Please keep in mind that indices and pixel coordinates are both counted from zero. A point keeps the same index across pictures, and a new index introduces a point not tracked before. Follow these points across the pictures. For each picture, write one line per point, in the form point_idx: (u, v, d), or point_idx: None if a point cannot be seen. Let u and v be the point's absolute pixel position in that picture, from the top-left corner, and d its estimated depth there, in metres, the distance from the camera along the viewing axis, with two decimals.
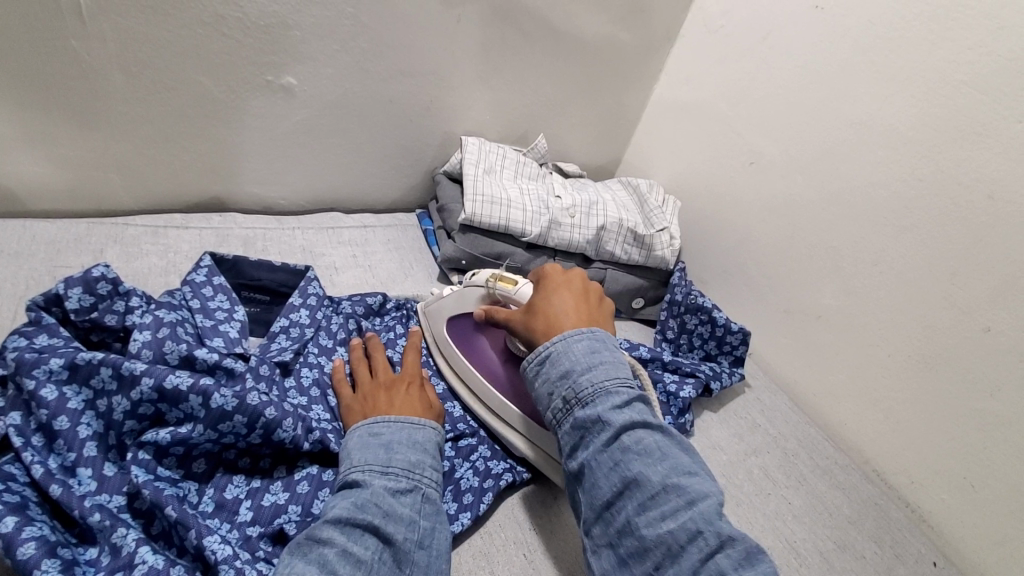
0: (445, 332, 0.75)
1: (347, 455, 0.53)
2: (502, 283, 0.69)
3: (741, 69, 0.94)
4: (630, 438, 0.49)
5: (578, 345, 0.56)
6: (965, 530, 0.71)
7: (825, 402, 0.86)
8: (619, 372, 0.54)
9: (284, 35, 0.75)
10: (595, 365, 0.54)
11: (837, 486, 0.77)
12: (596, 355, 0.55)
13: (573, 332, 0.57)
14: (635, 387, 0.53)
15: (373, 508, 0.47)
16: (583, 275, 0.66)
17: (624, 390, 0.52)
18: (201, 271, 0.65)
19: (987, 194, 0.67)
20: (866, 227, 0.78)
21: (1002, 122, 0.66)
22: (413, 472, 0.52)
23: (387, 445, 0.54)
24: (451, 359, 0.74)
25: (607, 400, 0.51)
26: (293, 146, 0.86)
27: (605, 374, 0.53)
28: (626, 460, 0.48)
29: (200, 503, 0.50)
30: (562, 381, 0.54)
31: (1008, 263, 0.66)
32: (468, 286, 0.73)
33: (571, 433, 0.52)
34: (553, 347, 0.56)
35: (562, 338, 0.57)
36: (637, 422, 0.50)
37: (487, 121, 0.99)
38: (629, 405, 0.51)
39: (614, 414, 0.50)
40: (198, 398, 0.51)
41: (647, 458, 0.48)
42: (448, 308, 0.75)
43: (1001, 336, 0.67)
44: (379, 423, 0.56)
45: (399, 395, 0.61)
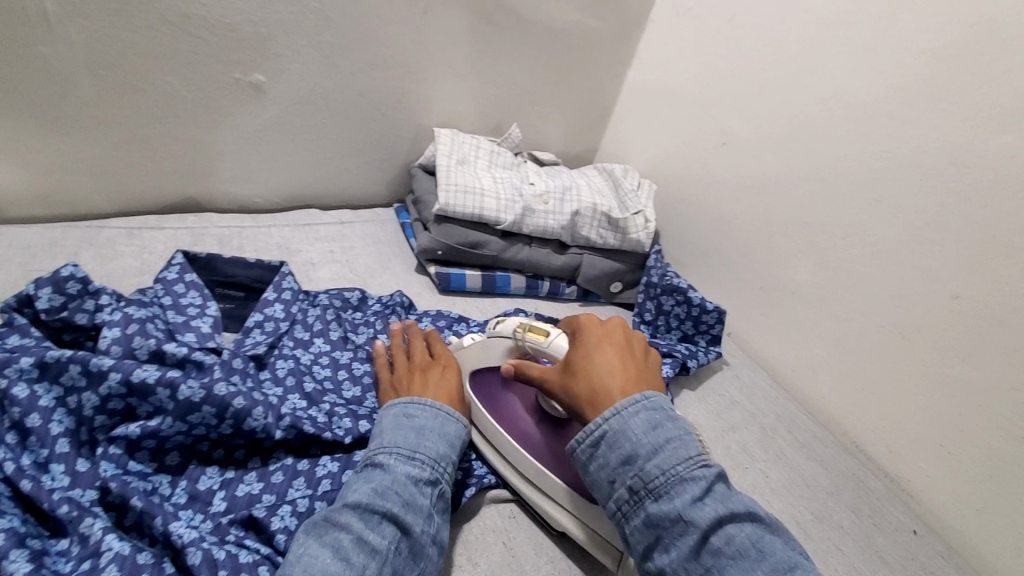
0: (469, 390, 0.67)
1: (381, 434, 0.54)
2: (533, 333, 0.60)
3: (710, 50, 0.94)
4: (720, 538, 0.42)
5: (638, 421, 0.48)
6: (943, 497, 0.72)
7: (804, 377, 0.86)
8: (691, 452, 0.46)
9: (251, 34, 0.76)
10: (662, 447, 0.46)
11: (816, 458, 0.77)
12: (660, 432, 0.47)
13: (626, 403, 0.49)
14: (710, 465, 0.46)
15: (393, 496, 0.48)
16: (624, 323, 0.58)
17: (700, 473, 0.45)
18: (173, 269, 0.65)
19: (949, 161, 0.68)
20: (834, 201, 0.79)
21: (962, 89, 0.66)
22: (438, 463, 0.52)
23: (420, 432, 0.54)
24: (478, 420, 0.65)
25: (685, 493, 0.44)
26: (266, 143, 0.87)
27: (676, 456, 0.46)
28: (719, 567, 0.42)
29: (172, 495, 0.51)
30: (627, 468, 0.47)
31: (972, 228, 0.66)
32: (493, 336, 0.64)
33: (644, 530, 0.45)
34: (609, 426, 0.48)
35: (617, 413, 0.49)
36: (725, 516, 0.43)
37: (462, 112, 0.99)
38: (710, 494, 0.44)
39: (696, 509, 0.43)
40: (166, 390, 0.51)
41: (743, 561, 0.41)
42: (471, 363, 0.66)
43: (969, 302, 0.67)
44: (415, 405, 0.57)
45: (433, 378, 0.62)
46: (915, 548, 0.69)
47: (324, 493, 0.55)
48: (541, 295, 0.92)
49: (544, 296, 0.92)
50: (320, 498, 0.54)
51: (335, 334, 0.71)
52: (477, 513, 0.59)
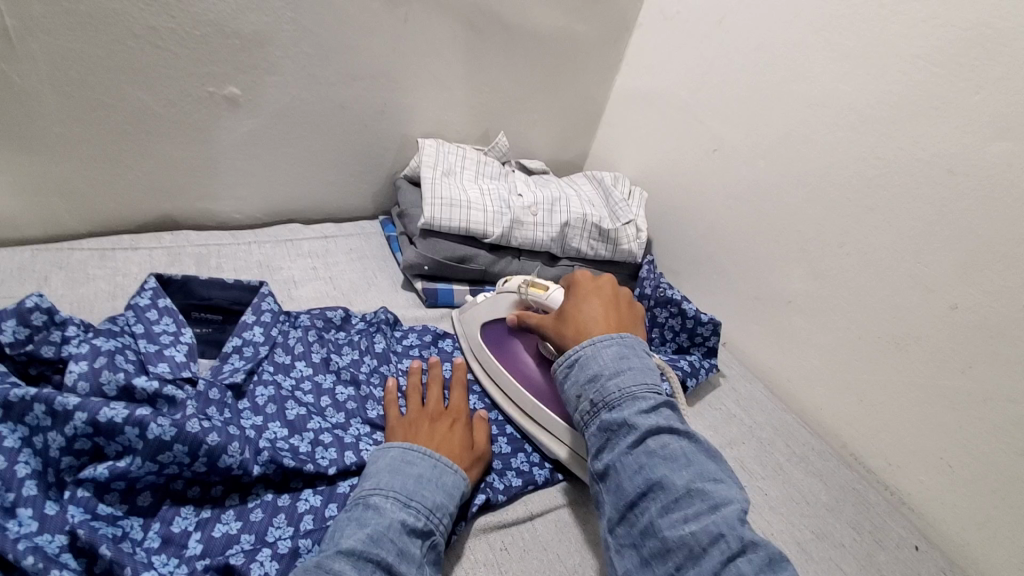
0: (479, 339, 0.75)
1: (375, 474, 0.52)
2: (534, 288, 0.72)
3: (698, 55, 0.93)
4: (656, 442, 0.49)
5: (608, 352, 0.56)
6: (945, 511, 0.71)
7: (801, 388, 0.85)
8: (647, 379, 0.54)
9: (224, 46, 0.73)
10: (623, 370, 0.54)
11: (814, 472, 0.76)
12: (624, 360, 0.55)
13: (603, 338, 0.58)
14: (664, 395, 0.54)
15: (387, 544, 0.46)
16: (613, 282, 0.67)
17: (651, 395, 0.53)
18: (145, 294, 0.62)
19: (945, 169, 0.66)
20: (829, 209, 0.77)
21: (957, 95, 0.65)
22: (433, 514, 0.50)
23: (419, 477, 0.52)
24: (488, 366, 0.74)
25: (634, 404, 0.52)
26: (244, 157, 0.84)
27: (634, 379, 0.54)
28: (650, 463, 0.48)
29: (145, 539, 0.48)
30: (591, 384, 0.55)
31: (970, 237, 0.65)
32: (503, 292, 0.75)
33: (599, 436, 0.53)
34: (583, 351, 0.57)
35: (592, 343, 0.57)
36: (664, 427, 0.50)
37: (447, 121, 0.97)
38: (656, 410, 0.51)
39: (640, 416, 0.51)
40: (135, 429, 0.48)
41: (673, 462, 0.48)
42: (482, 313, 0.76)
43: (969, 313, 0.66)
44: (415, 452, 0.55)
45: (440, 430, 0.60)
46: (918, 564, 0.68)
47: (307, 531, 0.52)
48: None
49: None
50: (303, 535, 0.52)
51: (316, 356, 0.68)
52: (467, 544, 0.56)
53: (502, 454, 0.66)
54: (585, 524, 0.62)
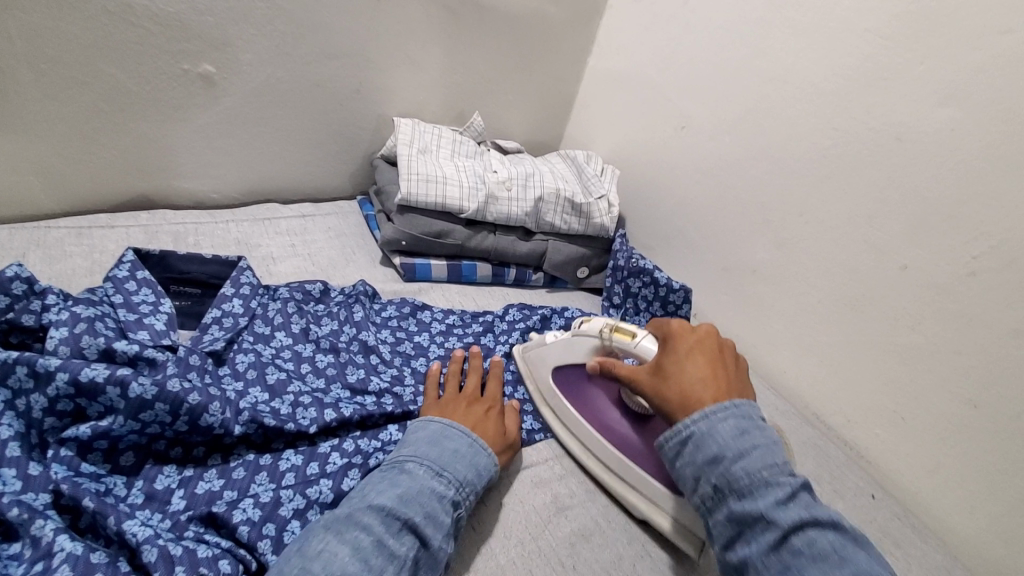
0: (550, 381, 0.70)
1: (415, 445, 0.55)
2: (619, 334, 0.63)
3: (665, 34, 0.95)
4: (802, 540, 0.42)
5: (725, 424, 0.49)
6: (898, 462, 0.75)
7: (767, 354, 0.88)
8: (777, 459, 0.46)
9: (199, 23, 0.74)
10: (747, 450, 0.46)
11: (778, 430, 0.80)
12: (746, 436, 0.47)
13: (715, 408, 0.50)
14: (799, 476, 0.46)
15: (416, 505, 0.48)
16: (715, 332, 0.58)
17: (786, 479, 0.45)
18: (123, 267, 0.63)
19: (894, 136, 0.70)
20: (789, 179, 0.81)
21: (903, 66, 0.68)
22: (462, 487, 0.53)
23: (455, 451, 0.55)
24: (562, 413, 0.69)
25: (768, 493, 0.44)
26: (220, 137, 0.85)
27: (761, 461, 0.46)
28: (798, 566, 0.41)
29: (128, 495, 0.50)
30: (710, 466, 0.47)
31: (918, 200, 0.69)
32: (579, 335, 0.68)
33: (728, 528, 0.45)
34: (696, 426, 0.49)
35: (704, 416, 0.50)
36: (809, 521, 0.42)
37: (423, 101, 0.98)
38: (794, 498, 0.44)
39: (779, 509, 0.43)
40: (116, 389, 0.50)
41: (823, 565, 0.40)
42: (554, 358, 0.69)
43: (917, 272, 0.70)
44: (454, 429, 0.58)
45: (476, 413, 0.62)
46: (874, 511, 0.72)
47: (288, 486, 0.54)
48: (508, 283, 0.92)
49: (510, 283, 0.92)
50: (284, 488, 0.53)
51: (296, 326, 0.70)
52: None
53: None
54: (562, 481, 0.64)
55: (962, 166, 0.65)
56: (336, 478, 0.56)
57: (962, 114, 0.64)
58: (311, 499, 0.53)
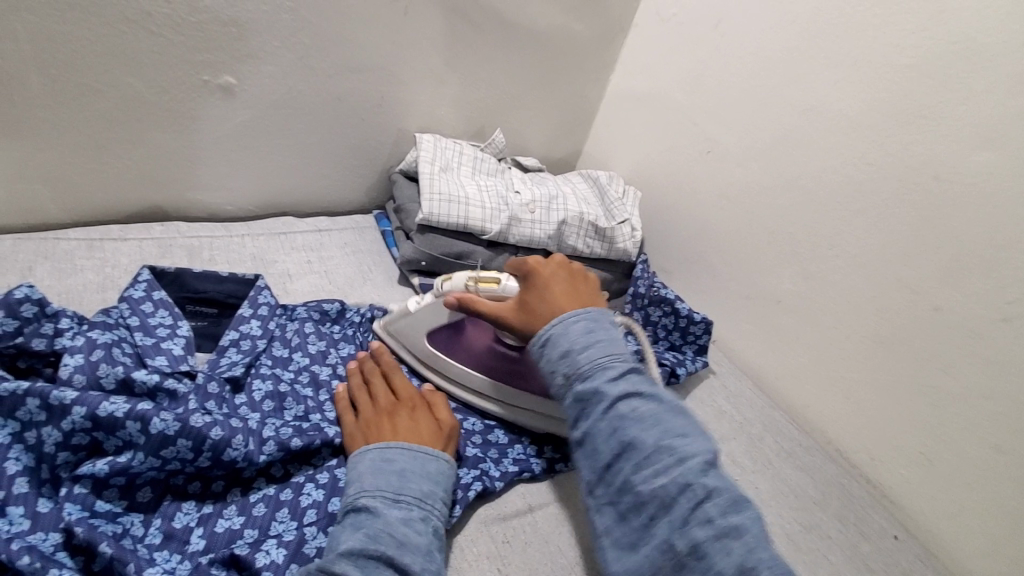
0: (427, 349, 0.70)
1: (358, 480, 0.51)
2: (483, 283, 0.66)
3: (693, 58, 0.94)
4: (626, 407, 0.49)
5: (576, 325, 0.55)
6: (923, 503, 0.74)
7: (788, 386, 0.87)
8: (616, 349, 0.53)
9: (220, 34, 0.72)
10: (592, 343, 0.53)
11: (801, 467, 0.79)
12: (592, 333, 0.54)
13: (570, 314, 0.56)
14: (632, 360, 0.53)
15: (386, 538, 0.45)
16: (563, 260, 0.65)
17: (620, 362, 0.52)
18: (139, 286, 0.61)
19: (932, 176, 0.69)
20: (819, 212, 0.80)
21: (944, 105, 0.67)
22: (424, 502, 0.50)
23: (402, 472, 0.52)
24: (444, 369, 0.71)
25: (603, 373, 0.51)
26: (237, 149, 0.82)
27: (603, 351, 0.53)
28: (624, 427, 0.48)
29: (146, 535, 0.47)
30: (561, 359, 0.53)
31: (955, 243, 0.68)
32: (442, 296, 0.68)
33: (573, 409, 0.51)
34: (552, 329, 0.55)
35: (560, 321, 0.56)
36: (632, 392, 0.50)
37: (443, 115, 0.96)
38: (625, 376, 0.51)
39: (611, 385, 0.50)
40: (136, 424, 0.47)
41: (643, 423, 0.48)
42: (425, 324, 0.69)
43: (949, 314, 0.69)
44: (393, 449, 0.54)
45: (403, 421, 0.58)
46: (898, 554, 0.71)
47: (311, 523, 0.52)
48: None
49: None
50: (307, 525, 0.51)
51: (314, 347, 0.68)
52: (462, 529, 0.57)
53: (500, 445, 0.67)
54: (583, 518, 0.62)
55: (1002, 209, 0.64)
56: None
57: (1006, 157, 0.63)
58: None
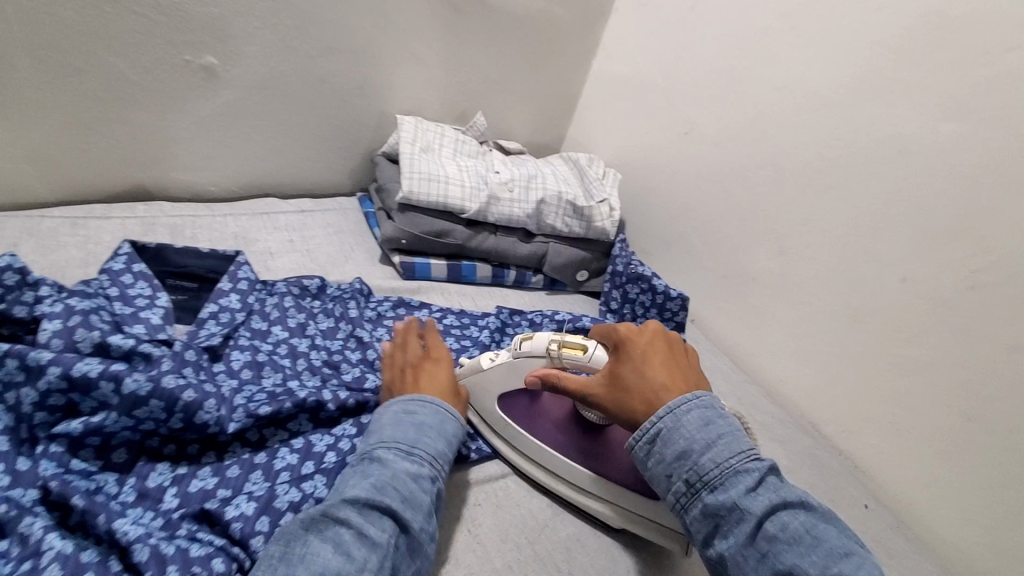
0: (498, 413, 0.63)
1: (379, 431, 0.52)
2: (568, 348, 0.58)
3: (672, 40, 0.95)
4: (776, 525, 0.42)
5: (689, 416, 0.48)
6: (894, 473, 0.75)
7: (764, 362, 0.89)
8: (743, 445, 0.46)
9: (202, 14, 0.73)
10: (714, 441, 0.46)
11: (774, 439, 0.80)
12: (711, 427, 0.47)
13: (678, 402, 0.49)
14: (763, 458, 0.46)
15: (392, 491, 0.46)
16: (659, 328, 0.56)
17: (752, 465, 0.45)
18: (120, 258, 0.62)
19: (898, 148, 0.70)
20: (792, 188, 0.81)
21: (909, 79, 0.69)
22: (435, 461, 0.51)
23: (420, 427, 0.53)
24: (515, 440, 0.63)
25: (738, 482, 0.44)
26: (220, 130, 0.83)
27: (729, 451, 0.46)
28: (776, 551, 0.41)
29: (120, 493, 0.49)
30: (680, 462, 0.47)
31: (921, 214, 0.69)
32: (520, 357, 0.61)
33: (704, 523, 0.45)
34: (661, 422, 0.48)
35: (669, 411, 0.49)
36: (778, 504, 0.43)
37: (425, 99, 0.97)
38: (764, 484, 0.44)
39: (750, 498, 0.44)
40: (109, 384, 0.49)
41: (799, 545, 0.41)
42: (499, 385, 0.63)
43: (916, 285, 0.70)
44: (415, 402, 0.56)
45: (424, 379, 0.60)
46: (868, 521, 0.72)
47: (284, 483, 0.53)
48: (507, 284, 0.92)
49: (510, 285, 0.92)
50: (280, 484, 0.53)
51: (293, 321, 0.69)
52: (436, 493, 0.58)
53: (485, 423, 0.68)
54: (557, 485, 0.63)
55: (965, 179, 0.65)
56: (331, 475, 0.55)
57: (968, 128, 0.65)
58: (306, 493, 0.53)
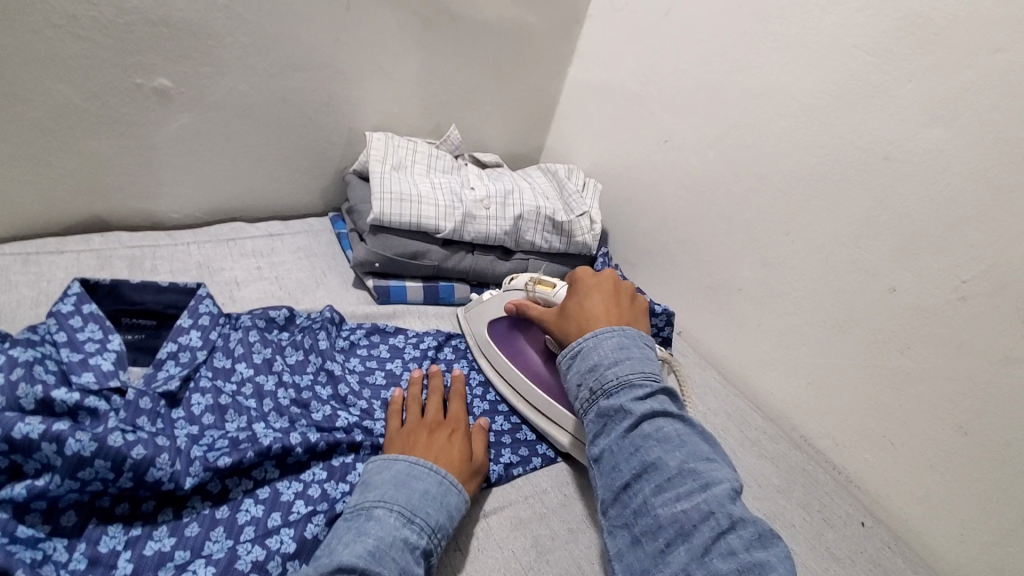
0: (485, 335, 0.76)
1: (379, 488, 0.51)
2: (541, 286, 0.72)
3: (647, 46, 0.93)
4: (651, 426, 0.51)
5: (608, 342, 0.57)
6: (889, 488, 0.73)
7: (752, 373, 0.87)
8: (646, 368, 0.55)
9: (150, 34, 0.69)
10: (621, 360, 0.55)
11: (764, 455, 0.78)
12: (624, 351, 0.56)
13: (605, 330, 0.58)
14: (661, 382, 0.55)
15: (389, 561, 0.44)
16: (613, 276, 0.66)
17: (648, 383, 0.54)
18: (68, 300, 0.58)
19: (882, 156, 0.68)
20: (775, 197, 0.79)
21: (892, 84, 0.66)
22: (435, 533, 0.49)
23: (424, 493, 0.51)
24: (496, 361, 0.75)
25: (629, 392, 0.53)
26: (179, 154, 0.80)
27: (631, 368, 0.55)
28: (646, 446, 0.50)
29: (69, 561, 0.45)
30: (590, 374, 0.56)
31: (908, 223, 0.67)
32: (508, 290, 0.76)
33: (597, 423, 0.54)
34: (585, 343, 0.58)
35: (594, 335, 0.58)
36: (658, 412, 0.51)
37: (396, 113, 0.94)
38: (652, 397, 0.53)
39: (635, 404, 0.52)
40: (52, 445, 0.45)
41: (666, 444, 0.49)
42: (487, 312, 0.77)
43: (905, 296, 0.68)
44: (420, 468, 0.53)
45: (440, 440, 0.59)
46: (863, 539, 0.70)
47: (247, 540, 0.49)
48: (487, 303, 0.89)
49: None
50: (243, 542, 0.49)
51: (259, 356, 0.65)
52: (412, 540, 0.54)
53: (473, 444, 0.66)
54: (541, 518, 0.60)
55: (951, 187, 0.63)
56: (299, 526, 0.51)
57: (955, 134, 0.62)
58: (271, 549, 0.49)
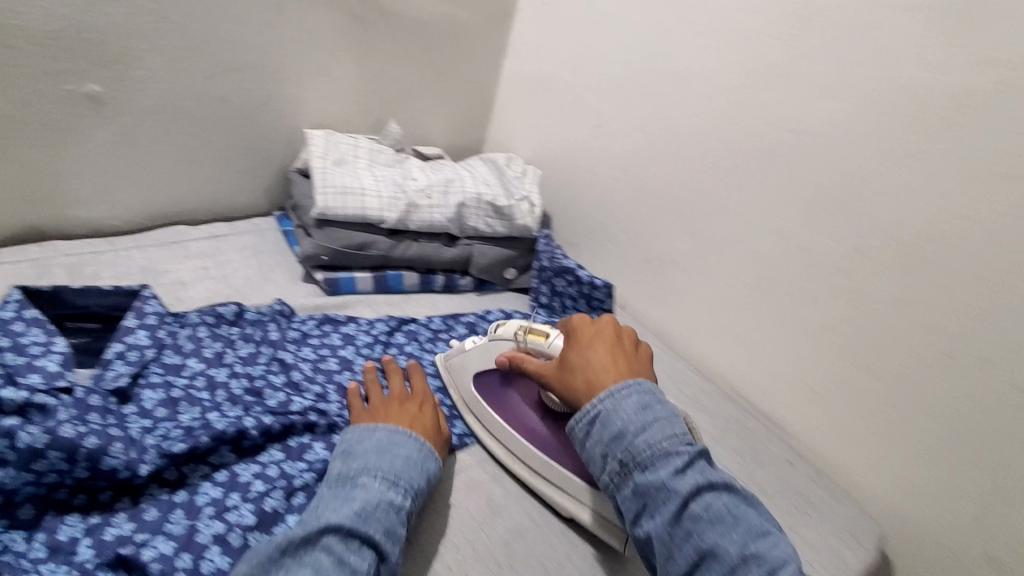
0: (472, 390, 0.70)
1: (364, 457, 0.54)
2: (533, 336, 0.69)
3: (574, 37, 0.98)
4: (700, 505, 0.48)
5: (628, 400, 0.54)
6: (813, 429, 0.80)
7: (689, 338, 0.93)
8: (675, 429, 0.52)
9: (79, 39, 0.69)
10: (648, 424, 0.52)
11: (702, 410, 0.84)
12: (648, 411, 0.53)
13: (621, 386, 0.55)
14: (694, 444, 0.52)
15: (375, 521, 0.48)
16: (614, 322, 0.64)
17: (682, 448, 0.51)
18: (9, 306, 0.58)
19: (785, 128, 0.75)
20: (697, 171, 0.85)
21: (788, 62, 0.74)
22: (415, 493, 0.52)
23: (406, 458, 0.55)
24: (486, 420, 0.68)
25: (668, 464, 0.50)
26: (116, 159, 0.79)
27: (662, 432, 0.51)
28: (699, 531, 0.47)
29: (29, 550, 0.46)
30: (617, 443, 0.52)
31: (809, 187, 0.74)
32: (494, 340, 0.73)
33: (633, 499, 0.50)
34: (602, 405, 0.54)
35: (611, 395, 0.55)
36: (702, 485, 0.49)
37: (336, 111, 0.96)
38: (691, 465, 0.50)
39: (677, 480, 0.49)
40: (3, 441, 0.46)
41: (720, 525, 0.47)
42: (475, 365, 0.71)
43: (812, 253, 0.75)
44: (401, 435, 0.57)
45: (410, 411, 0.62)
46: (791, 476, 0.77)
47: (206, 518, 0.51)
48: (437, 289, 0.92)
49: (439, 289, 0.92)
50: (202, 518, 0.51)
51: (209, 351, 0.66)
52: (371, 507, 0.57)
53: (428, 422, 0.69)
54: (495, 482, 0.64)
55: (841, 151, 0.71)
56: (258, 501, 0.54)
57: (841, 105, 0.70)
58: (230, 523, 0.51)
